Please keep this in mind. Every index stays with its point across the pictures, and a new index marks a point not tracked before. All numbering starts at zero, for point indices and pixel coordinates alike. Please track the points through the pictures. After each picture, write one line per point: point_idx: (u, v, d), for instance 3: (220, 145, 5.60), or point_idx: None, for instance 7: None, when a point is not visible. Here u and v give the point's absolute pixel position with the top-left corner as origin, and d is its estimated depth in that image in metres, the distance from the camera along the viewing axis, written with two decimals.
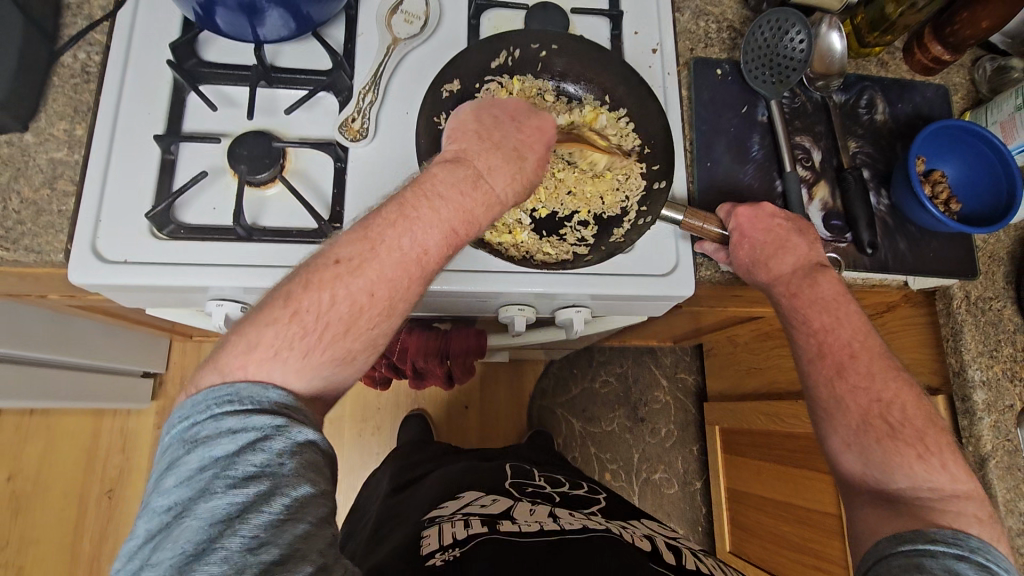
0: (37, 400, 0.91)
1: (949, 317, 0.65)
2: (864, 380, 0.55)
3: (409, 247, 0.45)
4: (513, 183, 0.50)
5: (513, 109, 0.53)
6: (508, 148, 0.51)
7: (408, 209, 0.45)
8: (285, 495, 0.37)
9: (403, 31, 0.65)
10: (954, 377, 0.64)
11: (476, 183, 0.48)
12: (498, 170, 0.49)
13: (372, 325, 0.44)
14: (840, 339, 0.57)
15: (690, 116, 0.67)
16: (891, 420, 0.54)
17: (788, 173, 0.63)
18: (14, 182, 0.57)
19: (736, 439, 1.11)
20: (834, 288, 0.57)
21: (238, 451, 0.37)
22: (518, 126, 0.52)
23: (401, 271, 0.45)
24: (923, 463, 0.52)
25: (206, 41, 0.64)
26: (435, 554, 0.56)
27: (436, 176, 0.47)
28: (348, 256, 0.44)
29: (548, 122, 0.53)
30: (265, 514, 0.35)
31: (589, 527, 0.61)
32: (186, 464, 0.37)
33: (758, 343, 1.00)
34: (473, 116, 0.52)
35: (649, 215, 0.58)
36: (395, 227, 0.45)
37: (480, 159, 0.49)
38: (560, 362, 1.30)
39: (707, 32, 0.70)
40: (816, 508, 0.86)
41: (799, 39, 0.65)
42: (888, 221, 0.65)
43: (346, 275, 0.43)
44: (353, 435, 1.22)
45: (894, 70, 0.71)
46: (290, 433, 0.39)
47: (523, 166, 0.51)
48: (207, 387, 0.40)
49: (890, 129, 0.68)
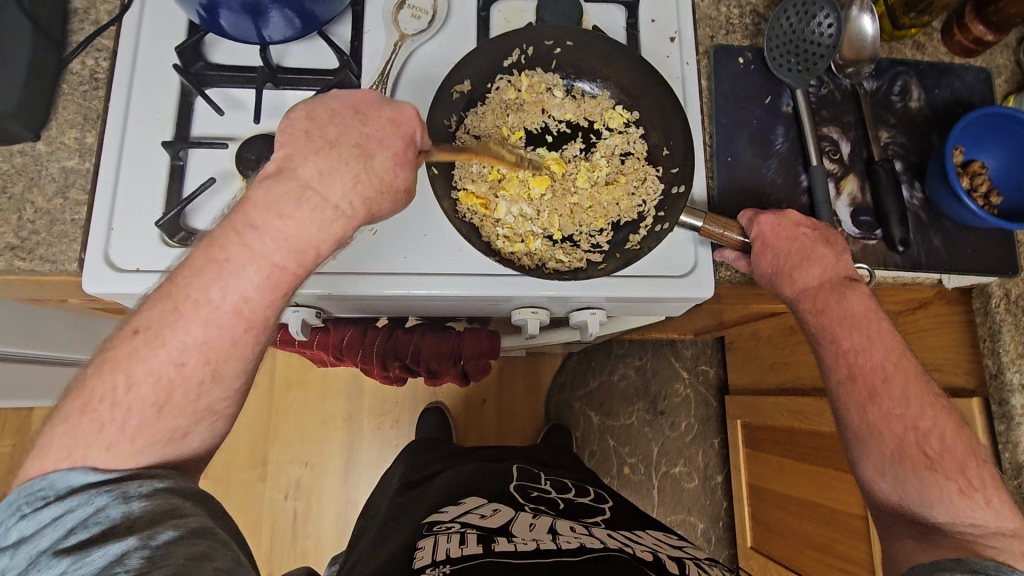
0: (59, 399, 0.94)
1: (987, 317, 0.61)
2: (898, 406, 0.53)
3: (221, 298, 0.42)
4: (355, 188, 0.45)
5: (358, 101, 0.47)
6: (349, 146, 0.45)
7: (215, 250, 0.42)
8: (140, 548, 0.36)
9: (411, 26, 0.63)
10: (992, 379, 0.60)
11: (302, 198, 0.43)
12: (332, 175, 0.44)
13: (194, 394, 0.42)
14: (872, 361, 0.54)
15: (710, 107, 0.64)
16: (929, 451, 0.51)
17: (814, 168, 0.60)
18: (28, 192, 0.58)
19: (758, 435, 1.09)
20: (865, 304, 0.54)
21: (65, 533, 0.36)
22: (361, 119, 0.46)
23: (213, 328, 0.42)
24: (964, 499, 0.50)
25: (211, 43, 0.63)
26: (427, 569, 0.55)
27: (252, 199, 0.43)
28: (147, 323, 0.42)
29: (405, 112, 0.47)
30: (121, 572, 0.35)
31: (589, 546, 0.58)
32: (8, 572, 0.36)
33: (782, 337, 0.97)
34: (305, 115, 0.46)
35: (666, 221, 0.55)
36: (201, 277, 0.42)
37: (306, 166, 0.44)
38: (578, 356, 1.29)
39: (728, 18, 0.67)
40: (840, 508, 0.84)
41: (827, 23, 0.61)
42: (921, 216, 0.61)
43: (144, 348, 0.41)
44: (373, 429, 1.23)
45: (931, 53, 0.67)
46: (127, 493, 0.38)
47: (370, 166, 0.45)
48: (15, 489, 0.39)
49: (925, 117, 0.64)
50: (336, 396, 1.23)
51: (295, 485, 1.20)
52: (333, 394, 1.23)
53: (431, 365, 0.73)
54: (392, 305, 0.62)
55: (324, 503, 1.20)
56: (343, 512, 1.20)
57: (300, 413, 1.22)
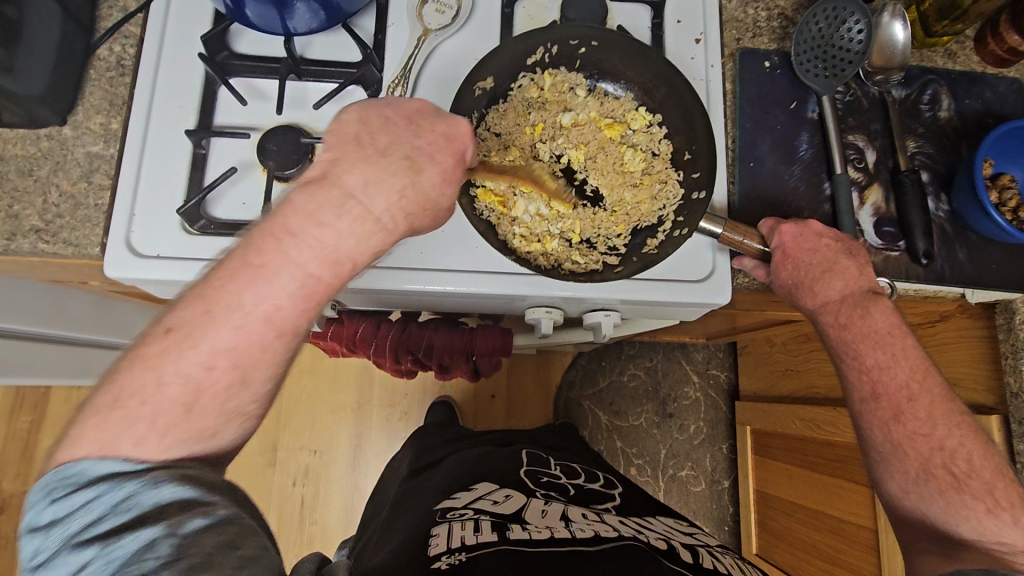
0: (85, 378, 0.97)
1: (1010, 333, 0.60)
2: (924, 426, 0.53)
3: (257, 306, 0.40)
4: (399, 202, 0.44)
5: (414, 110, 0.47)
6: (396, 156, 0.44)
7: (252, 254, 0.41)
8: (170, 536, 0.34)
9: (434, 21, 0.63)
10: (1011, 398, 0.59)
11: (345, 207, 0.42)
12: (378, 185, 0.43)
13: (223, 398, 0.40)
14: (896, 379, 0.54)
15: (734, 112, 0.63)
16: (955, 471, 0.51)
17: (838, 176, 0.59)
18: (53, 175, 0.59)
19: (769, 442, 1.08)
20: (889, 321, 0.54)
21: (96, 519, 0.35)
22: (415, 130, 0.46)
23: (241, 333, 0.40)
24: (992, 518, 0.50)
25: (236, 32, 0.63)
26: (442, 557, 0.54)
27: (292, 203, 0.42)
28: (180, 323, 0.39)
29: (460, 127, 0.47)
30: (149, 561, 0.34)
31: (604, 536, 0.57)
32: (43, 553, 0.35)
33: (797, 344, 0.95)
34: (359, 118, 0.45)
35: (685, 227, 0.55)
36: (237, 280, 0.40)
37: (350, 174, 0.43)
38: (588, 355, 1.29)
39: (756, 20, 0.66)
40: (850, 520, 0.83)
41: (858, 28, 0.60)
42: (947, 229, 0.60)
43: (175, 347, 0.39)
44: (381, 420, 1.24)
45: (963, 62, 0.65)
46: (152, 481, 0.36)
47: (416, 179, 0.44)
48: (49, 471, 0.37)
49: (954, 127, 0.63)
50: (347, 386, 1.24)
51: (304, 472, 1.21)
52: (344, 384, 1.24)
53: (443, 360, 0.73)
54: (410, 299, 0.63)
55: (332, 491, 1.21)
56: (350, 500, 1.21)
57: (311, 401, 1.23)
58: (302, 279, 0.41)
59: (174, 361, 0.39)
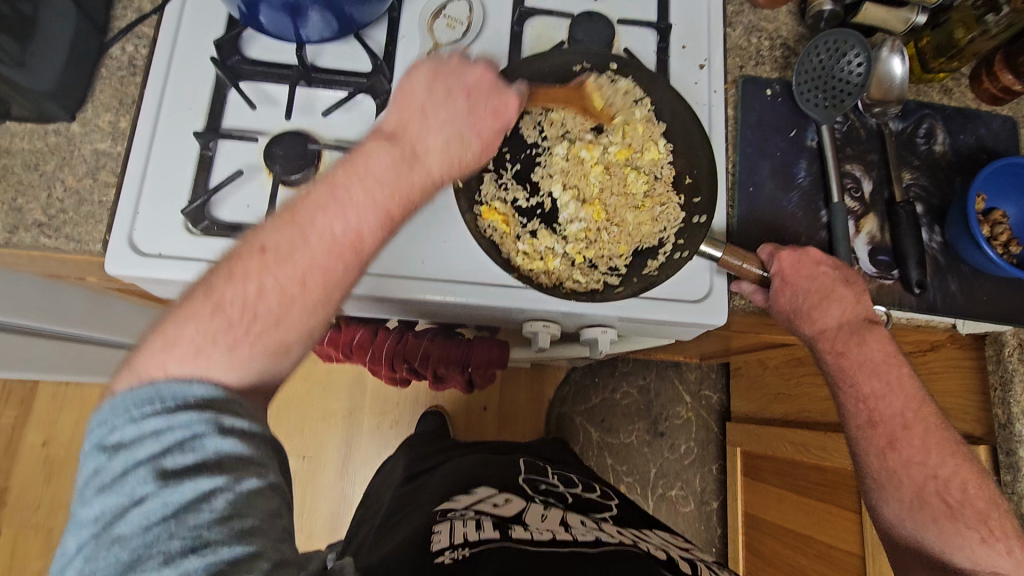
0: (95, 375, 1.00)
1: (999, 364, 0.60)
2: (919, 453, 0.54)
3: (339, 231, 0.43)
4: (450, 162, 0.50)
5: (475, 83, 0.51)
6: (451, 128, 0.50)
7: (338, 189, 0.44)
8: (228, 489, 0.35)
9: (445, 36, 0.64)
10: (999, 428, 0.59)
11: (414, 161, 0.48)
12: (445, 145, 0.49)
13: (304, 319, 0.42)
14: (892, 408, 0.55)
15: (735, 137, 0.65)
16: (949, 499, 0.52)
17: (835, 205, 0.61)
18: (58, 170, 0.59)
19: (759, 464, 1.08)
20: (884, 349, 0.55)
21: (163, 452, 0.35)
22: (469, 104, 0.51)
23: (332, 255, 0.43)
24: (986, 548, 0.51)
25: (249, 38, 0.64)
26: (445, 552, 0.53)
27: (375, 154, 0.46)
28: (273, 244, 0.42)
29: (510, 105, 0.52)
30: (206, 513, 0.34)
31: (603, 541, 0.57)
32: (105, 474, 0.35)
33: (789, 368, 0.96)
34: (425, 85, 0.50)
35: (686, 250, 0.57)
36: (323, 210, 0.43)
37: (422, 134, 0.49)
38: (582, 369, 1.30)
39: (758, 49, 0.67)
40: (836, 546, 0.84)
41: (857, 62, 0.62)
42: (940, 260, 0.62)
43: (270, 268, 0.41)
44: (372, 427, 1.23)
45: (958, 98, 0.67)
46: (222, 425, 0.37)
47: (463, 150, 0.51)
48: (126, 391, 0.37)
49: (948, 162, 0.65)
50: (338, 391, 1.23)
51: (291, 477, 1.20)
52: (335, 389, 1.23)
53: (438, 371, 0.74)
54: (414, 309, 0.63)
55: (319, 498, 1.20)
56: (337, 508, 1.20)
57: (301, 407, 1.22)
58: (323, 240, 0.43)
59: (262, 276, 0.41)
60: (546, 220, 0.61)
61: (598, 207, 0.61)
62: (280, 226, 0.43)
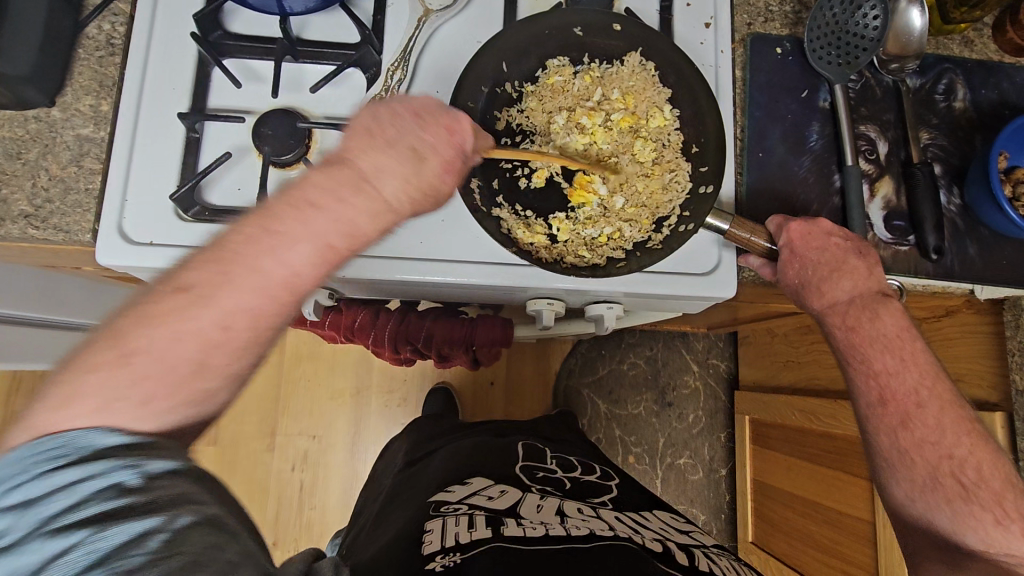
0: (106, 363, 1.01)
1: (1018, 330, 0.59)
2: (933, 434, 0.52)
3: (267, 266, 0.38)
4: (406, 188, 0.42)
5: (420, 106, 0.45)
6: (405, 147, 0.43)
7: (270, 222, 0.38)
8: (164, 529, 0.31)
9: (435, 1, 0.61)
10: (1016, 395, 0.58)
11: (359, 188, 0.41)
12: (385, 171, 0.42)
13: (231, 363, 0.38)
14: (905, 385, 0.53)
15: (743, 100, 0.61)
16: (963, 480, 0.51)
17: (849, 167, 0.58)
18: (42, 159, 0.57)
19: (767, 432, 1.08)
20: (897, 323, 0.53)
21: (73, 504, 0.31)
22: (421, 123, 0.44)
23: (260, 298, 0.38)
24: (999, 529, 0.49)
25: (230, 11, 0.61)
26: (437, 556, 0.52)
27: (311, 180, 0.40)
28: (193, 282, 0.37)
29: (462, 122, 0.46)
30: (137, 557, 0.30)
31: (598, 534, 0.56)
32: (6, 536, 0.30)
33: (799, 336, 0.95)
34: (369, 112, 0.44)
35: (691, 223, 0.53)
36: (255, 246, 0.38)
37: (365, 160, 0.42)
38: (588, 342, 1.28)
39: (768, 4, 0.64)
40: (847, 512, 0.83)
41: (873, 15, 0.58)
42: (958, 224, 0.59)
43: (190, 309, 0.36)
44: (380, 405, 1.23)
45: (980, 50, 0.63)
46: (146, 467, 0.33)
47: (422, 169, 0.43)
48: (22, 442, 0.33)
49: (969, 119, 0.62)
50: (346, 369, 1.23)
51: (302, 457, 1.21)
52: (342, 368, 1.23)
53: (442, 351, 0.72)
54: (410, 290, 0.61)
55: (329, 476, 1.21)
56: (348, 485, 1.21)
57: (309, 386, 1.23)
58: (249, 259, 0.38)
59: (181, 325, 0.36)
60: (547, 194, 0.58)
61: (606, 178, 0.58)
62: (217, 258, 0.38)
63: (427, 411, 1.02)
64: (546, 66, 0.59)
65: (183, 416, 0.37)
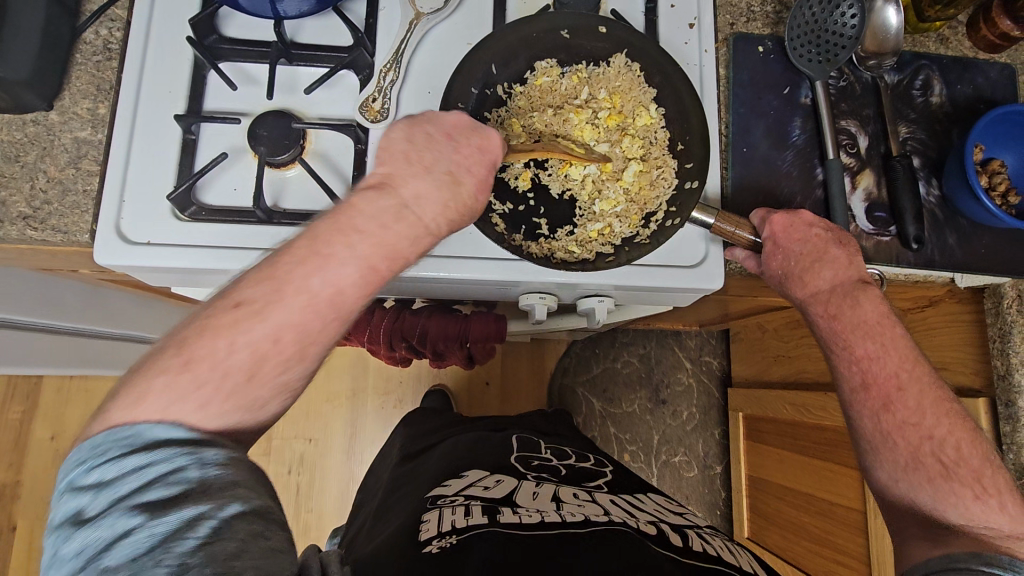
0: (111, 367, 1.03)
1: (998, 318, 0.60)
2: (913, 415, 0.53)
3: (318, 286, 0.42)
4: (444, 212, 0.48)
5: (453, 127, 0.50)
6: (442, 170, 0.48)
7: (319, 245, 0.43)
8: (211, 517, 0.34)
9: (426, 4, 0.62)
10: (998, 380, 0.59)
11: (401, 215, 0.46)
12: (428, 197, 0.47)
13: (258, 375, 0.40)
14: (886, 369, 0.54)
15: (727, 97, 0.63)
16: (944, 459, 0.52)
17: (830, 161, 0.60)
18: (40, 161, 0.58)
19: (759, 427, 1.10)
20: (877, 310, 0.55)
21: (145, 486, 0.35)
22: (455, 146, 0.49)
23: (307, 313, 0.42)
24: (979, 504, 0.50)
25: (225, 16, 0.62)
26: (433, 541, 0.54)
27: (357, 207, 0.45)
28: (251, 297, 0.41)
29: (491, 139, 0.50)
30: (189, 540, 0.33)
31: (592, 519, 0.57)
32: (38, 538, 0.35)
33: (788, 330, 0.96)
34: (405, 134, 0.49)
35: (677, 217, 0.55)
36: (305, 266, 0.42)
37: (406, 187, 0.47)
38: (582, 342, 1.29)
39: (749, 5, 0.65)
40: (838, 501, 0.85)
41: (850, 13, 0.59)
42: (937, 214, 0.61)
43: (245, 321, 0.40)
44: (376, 407, 1.24)
45: (955, 47, 0.65)
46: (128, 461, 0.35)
47: (459, 192, 0.49)
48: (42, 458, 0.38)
49: (945, 113, 0.63)
50: (342, 373, 1.24)
51: (299, 460, 1.22)
52: (338, 372, 1.24)
53: (437, 347, 0.73)
54: (406, 286, 0.63)
55: (326, 479, 1.22)
56: (345, 487, 1.22)
57: (306, 389, 1.23)
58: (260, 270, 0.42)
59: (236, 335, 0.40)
60: (536, 192, 0.60)
61: (583, 173, 0.60)
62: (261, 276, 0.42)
63: (423, 412, 1.03)
64: (535, 69, 0.61)
65: (230, 420, 0.40)
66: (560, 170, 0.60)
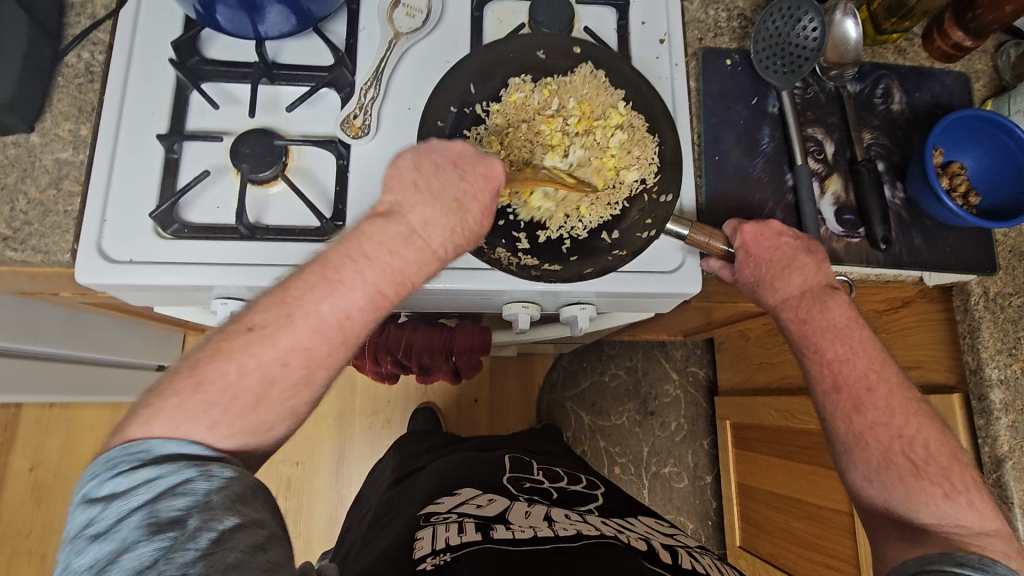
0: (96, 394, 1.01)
1: (966, 313, 0.63)
2: (883, 416, 0.54)
3: (329, 311, 0.46)
4: (451, 237, 0.50)
5: (457, 155, 0.52)
6: (449, 199, 0.50)
7: (330, 271, 0.47)
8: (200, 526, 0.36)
9: (405, 25, 0.64)
10: (971, 375, 0.62)
11: (410, 240, 0.49)
12: (434, 224, 0.50)
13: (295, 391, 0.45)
14: (856, 371, 0.56)
15: (698, 108, 0.66)
16: (913, 458, 0.53)
17: (799, 167, 0.62)
18: (21, 182, 0.58)
19: (746, 434, 1.10)
20: (846, 314, 0.56)
21: (157, 499, 0.38)
22: (461, 175, 0.51)
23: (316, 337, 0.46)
24: (949, 502, 0.51)
25: (207, 39, 0.64)
26: (428, 558, 0.54)
27: (366, 233, 0.48)
28: (261, 322, 0.45)
29: (494, 167, 0.52)
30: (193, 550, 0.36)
31: (585, 533, 0.58)
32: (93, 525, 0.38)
33: (770, 337, 0.97)
34: (413, 166, 0.51)
35: (653, 229, 0.57)
36: (315, 292, 0.46)
37: (416, 214, 0.50)
38: (570, 355, 1.29)
39: (717, 21, 0.68)
40: (825, 504, 0.85)
41: (812, 27, 0.62)
42: (903, 215, 0.63)
43: (257, 345, 0.44)
44: (364, 428, 1.23)
45: (912, 58, 0.69)
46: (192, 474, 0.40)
47: (464, 218, 0.51)
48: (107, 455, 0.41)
49: (906, 119, 0.66)
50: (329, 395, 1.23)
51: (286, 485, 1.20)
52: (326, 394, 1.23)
53: (423, 360, 0.74)
54: None
55: (315, 503, 1.20)
56: (333, 510, 1.20)
57: None
58: (372, 295, 0.47)
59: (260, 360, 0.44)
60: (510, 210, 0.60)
61: (543, 197, 0.59)
62: (372, 301, 0.48)
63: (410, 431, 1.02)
64: (508, 87, 0.61)
65: (249, 439, 0.44)
66: (522, 198, 0.59)
